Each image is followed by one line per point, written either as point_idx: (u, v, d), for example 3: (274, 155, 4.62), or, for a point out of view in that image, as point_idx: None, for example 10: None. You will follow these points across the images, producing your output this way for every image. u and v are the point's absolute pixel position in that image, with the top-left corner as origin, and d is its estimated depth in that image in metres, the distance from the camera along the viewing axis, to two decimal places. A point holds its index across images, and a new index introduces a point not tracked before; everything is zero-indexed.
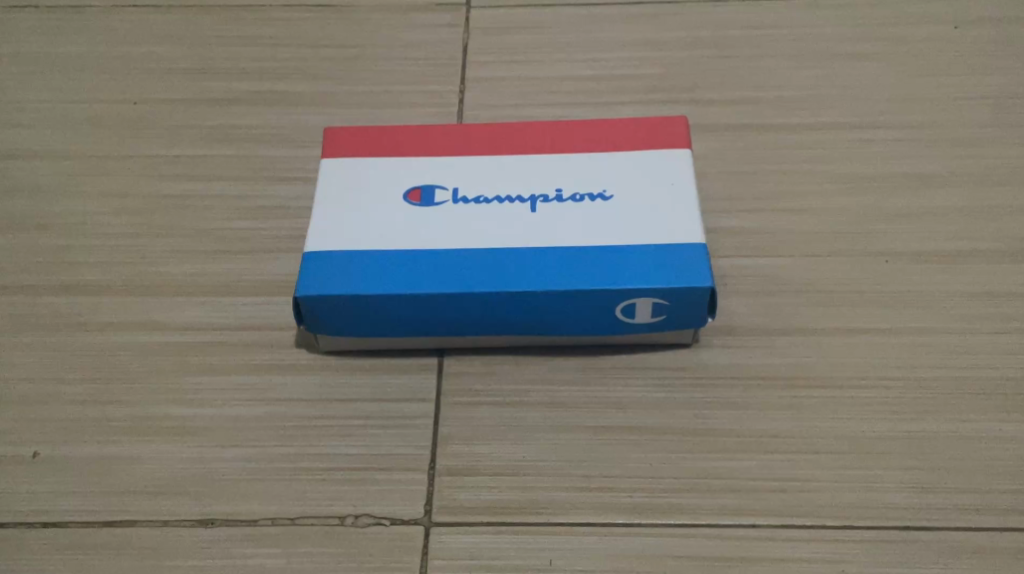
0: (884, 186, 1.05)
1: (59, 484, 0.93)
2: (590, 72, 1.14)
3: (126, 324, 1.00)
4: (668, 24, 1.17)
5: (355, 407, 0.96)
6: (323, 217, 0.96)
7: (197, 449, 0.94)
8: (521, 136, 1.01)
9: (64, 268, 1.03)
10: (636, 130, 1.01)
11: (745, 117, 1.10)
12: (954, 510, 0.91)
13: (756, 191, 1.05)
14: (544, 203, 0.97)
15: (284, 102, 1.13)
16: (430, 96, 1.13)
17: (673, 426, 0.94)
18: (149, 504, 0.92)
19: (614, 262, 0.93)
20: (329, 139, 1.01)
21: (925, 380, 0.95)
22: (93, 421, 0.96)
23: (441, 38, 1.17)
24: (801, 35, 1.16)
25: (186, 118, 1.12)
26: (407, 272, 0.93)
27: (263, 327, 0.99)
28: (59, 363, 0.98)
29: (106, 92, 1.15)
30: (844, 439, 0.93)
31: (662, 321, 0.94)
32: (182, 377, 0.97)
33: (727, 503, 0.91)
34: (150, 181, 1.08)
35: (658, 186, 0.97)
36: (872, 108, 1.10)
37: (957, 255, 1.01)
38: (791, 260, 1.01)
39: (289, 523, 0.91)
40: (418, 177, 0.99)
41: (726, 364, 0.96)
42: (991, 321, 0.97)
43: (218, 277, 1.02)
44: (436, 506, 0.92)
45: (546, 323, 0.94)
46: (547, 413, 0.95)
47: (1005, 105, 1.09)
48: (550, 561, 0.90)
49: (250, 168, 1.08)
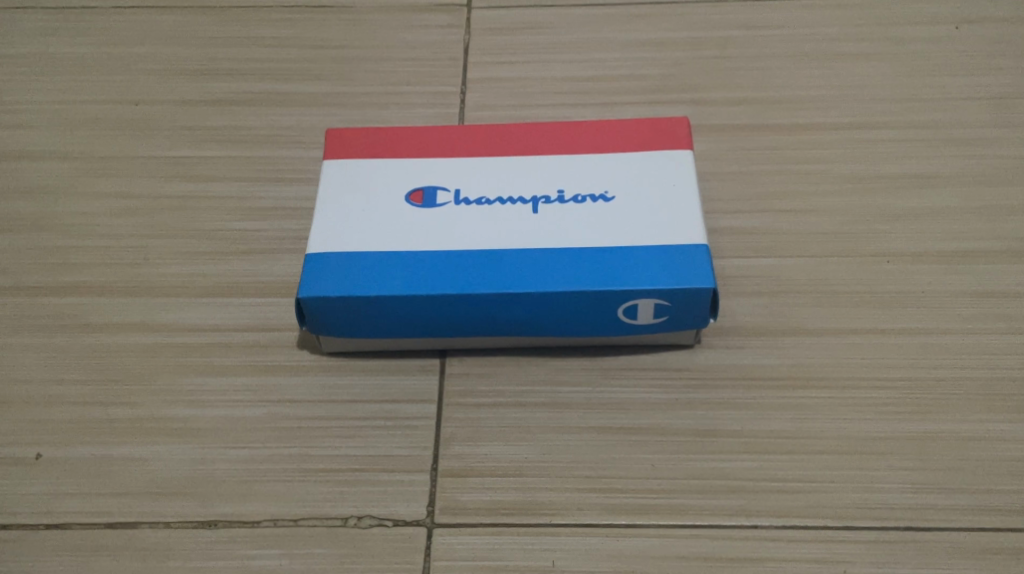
0: (884, 187, 1.05)
1: (60, 485, 0.93)
2: (591, 73, 1.14)
3: (127, 325, 0.99)
4: (669, 25, 1.18)
5: (358, 407, 0.95)
6: (324, 218, 0.96)
7: (198, 450, 0.94)
8: (523, 137, 1.01)
9: (65, 269, 1.02)
10: (637, 132, 1.01)
11: (746, 118, 1.10)
12: (957, 510, 0.91)
13: (758, 192, 1.05)
14: (545, 204, 0.96)
15: (284, 102, 1.13)
16: (431, 97, 1.13)
17: (675, 427, 0.94)
18: (150, 505, 0.92)
19: (615, 263, 0.93)
20: (330, 140, 1.01)
21: (927, 380, 0.95)
22: (95, 421, 0.95)
23: (441, 39, 1.17)
24: (802, 36, 1.16)
25: (187, 119, 1.12)
26: (408, 273, 0.93)
27: (265, 327, 0.99)
28: (60, 363, 0.98)
29: (105, 93, 1.14)
30: (847, 439, 0.93)
31: (664, 322, 0.94)
32: (184, 377, 0.97)
33: (730, 504, 0.91)
34: (151, 182, 1.08)
35: (659, 188, 0.97)
36: (872, 108, 1.10)
37: (958, 255, 1.01)
38: (793, 260, 1.01)
39: (291, 524, 0.91)
40: (419, 178, 0.98)
41: (729, 364, 0.96)
42: (993, 321, 0.98)
43: (219, 278, 1.02)
44: (439, 506, 0.92)
45: (547, 324, 0.94)
46: (550, 413, 0.95)
47: (1005, 105, 1.09)
48: (554, 562, 0.89)
49: (251, 169, 1.08)
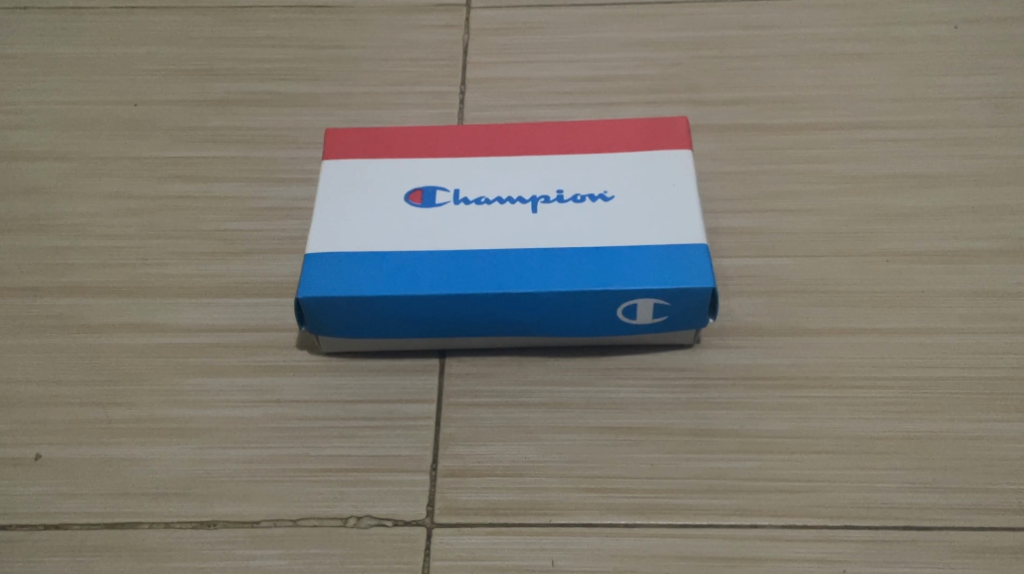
0: (884, 187, 1.05)
1: (59, 485, 0.93)
2: (591, 73, 1.14)
3: (126, 325, 0.99)
4: (668, 24, 1.18)
5: (357, 407, 0.95)
6: (323, 219, 0.96)
7: (198, 450, 0.94)
8: (522, 137, 1.01)
9: (64, 270, 1.02)
10: (636, 132, 1.01)
11: (745, 118, 1.10)
12: (956, 510, 0.91)
13: (757, 191, 1.05)
14: (544, 203, 0.96)
15: (284, 102, 1.13)
16: (431, 97, 1.13)
17: (674, 426, 0.94)
18: (150, 505, 0.92)
19: (614, 263, 0.93)
20: (329, 140, 1.01)
21: (927, 379, 0.95)
22: (94, 422, 0.95)
23: (440, 39, 1.17)
24: (801, 36, 1.16)
25: (186, 119, 1.12)
26: (407, 273, 0.93)
27: (264, 327, 0.99)
28: (59, 364, 0.98)
29: (105, 93, 1.14)
30: (846, 439, 0.93)
31: (663, 322, 0.94)
32: (184, 378, 0.97)
33: (730, 503, 0.91)
34: (150, 183, 1.08)
35: (658, 188, 0.97)
36: (871, 108, 1.10)
37: (957, 255, 1.01)
38: (792, 260, 1.01)
39: (290, 525, 0.91)
40: (418, 178, 0.98)
41: (729, 364, 0.96)
42: (992, 321, 0.98)
43: (219, 278, 1.02)
44: (438, 506, 0.92)
45: (546, 324, 0.94)
46: (550, 413, 0.95)
47: (1004, 105, 1.09)
48: (554, 562, 0.89)
49: (250, 169, 1.08)
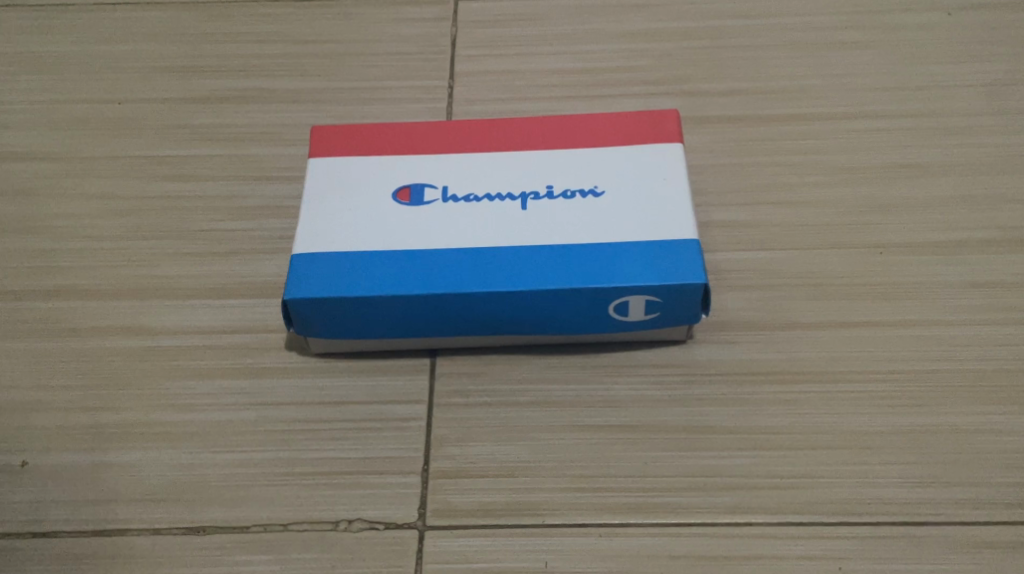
0: (878, 177, 1.04)
1: (46, 493, 0.92)
2: (580, 64, 1.13)
3: (112, 329, 0.98)
4: (659, 15, 1.16)
5: (347, 409, 0.94)
6: (308, 218, 0.95)
7: (186, 456, 0.93)
8: (513, 132, 1.00)
9: (50, 273, 1.01)
10: (627, 125, 0.99)
11: (738, 109, 1.09)
12: (953, 504, 0.89)
13: (750, 184, 1.04)
14: (534, 200, 0.95)
15: (270, 100, 1.12)
16: (419, 91, 1.12)
17: (668, 424, 0.93)
18: (140, 511, 0.91)
19: (605, 259, 0.92)
20: (314, 138, 0.99)
21: (924, 372, 0.94)
22: (82, 427, 0.94)
23: (428, 32, 1.16)
24: (792, 24, 1.15)
25: (171, 118, 1.11)
26: (395, 273, 0.92)
27: (253, 329, 0.98)
28: (45, 369, 0.96)
29: (90, 92, 1.13)
30: (842, 434, 0.92)
31: (655, 318, 0.93)
32: (172, 382, 0.96)
33: (724, 502, 0.90)
34: (137, 183, 1.06)
35: (647, 183, 0.96)
36: (865, 97, 1.09)
37: (951, 245, 1.00)
38: (785, 253, 1.00)
39: (282, 529, 0.90)
40: (405, 176, 0.97)
41: (722, 359, 0.95)
42: (988, 313, 0.96)
43: (206, 280, 1.00)
44: (430, 509, 0.90)
45: (536, 322, 0.93)
46: (543, 412, 0.94)
47: (999, 92, 1.08)
48: (546, 563, 0.88)
49: (237, 168, 1.07)
